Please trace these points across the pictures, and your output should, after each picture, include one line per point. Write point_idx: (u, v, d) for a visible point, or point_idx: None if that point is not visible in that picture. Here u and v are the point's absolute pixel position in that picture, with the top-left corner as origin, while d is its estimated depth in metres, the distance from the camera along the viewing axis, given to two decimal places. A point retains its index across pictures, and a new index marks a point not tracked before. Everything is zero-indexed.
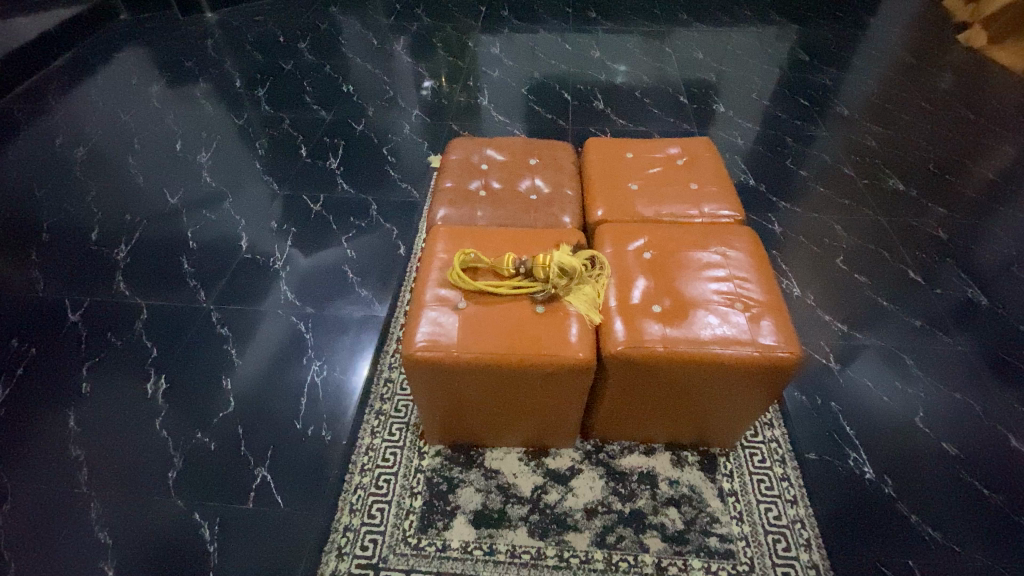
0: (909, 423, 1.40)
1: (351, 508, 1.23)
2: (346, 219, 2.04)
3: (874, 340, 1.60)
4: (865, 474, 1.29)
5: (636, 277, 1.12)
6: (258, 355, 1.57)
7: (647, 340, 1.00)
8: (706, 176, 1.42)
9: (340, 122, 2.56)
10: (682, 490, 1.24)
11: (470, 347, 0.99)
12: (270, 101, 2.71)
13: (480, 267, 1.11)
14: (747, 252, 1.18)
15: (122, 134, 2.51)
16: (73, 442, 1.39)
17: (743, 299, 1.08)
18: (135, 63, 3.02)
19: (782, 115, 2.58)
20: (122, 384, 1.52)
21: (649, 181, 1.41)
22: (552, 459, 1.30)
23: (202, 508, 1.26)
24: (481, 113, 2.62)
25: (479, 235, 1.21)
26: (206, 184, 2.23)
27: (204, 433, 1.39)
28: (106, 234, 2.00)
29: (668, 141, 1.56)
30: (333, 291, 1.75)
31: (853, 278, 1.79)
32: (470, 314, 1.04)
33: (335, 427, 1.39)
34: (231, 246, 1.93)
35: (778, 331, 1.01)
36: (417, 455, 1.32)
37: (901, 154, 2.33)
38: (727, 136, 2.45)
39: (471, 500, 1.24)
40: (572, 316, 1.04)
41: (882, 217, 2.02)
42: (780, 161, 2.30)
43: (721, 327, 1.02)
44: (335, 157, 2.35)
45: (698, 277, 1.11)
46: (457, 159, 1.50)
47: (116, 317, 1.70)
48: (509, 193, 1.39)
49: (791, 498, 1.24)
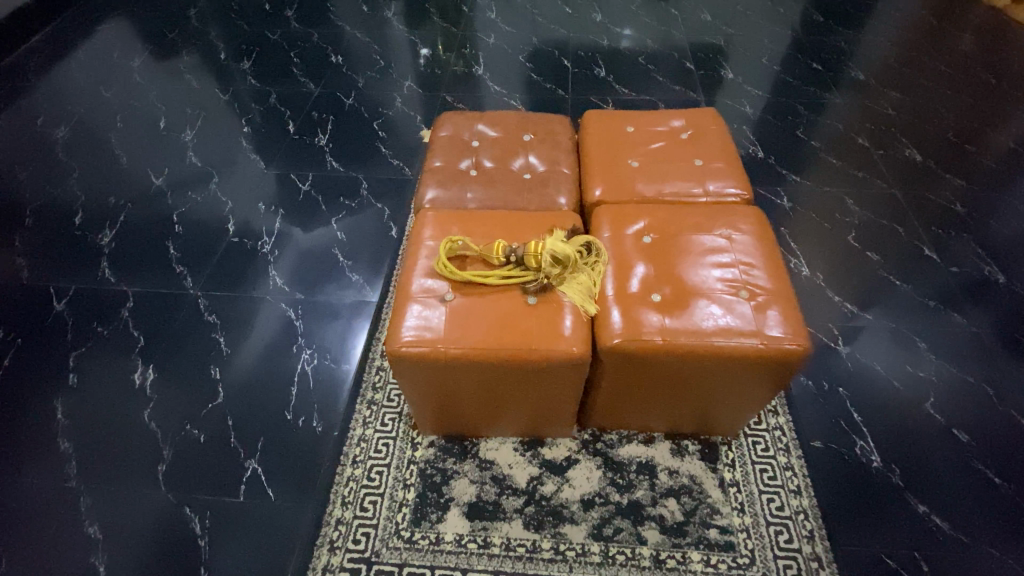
0: (919, 408, 1.35)
1: (343, 501, 1.21)
2: (337, 199, 1.96)
3: (885, 321, 1.53)
4: (872, 462, 1.25)
5: (635, 263, 1.05)
6: (248, 344, 1.53)
7: (644, 332, 0.95)
8: (712, 150, 1.34)
9: (330, 95, 2.45)
10: (682, 481, 1.21)
11: (458, 342, 0.94)
12: (257, 73, 2.60)
13: (469, 256, 1.05)
14: (753, 234, 1.11)
15: (105, 111, 2.41)
16: (61, 435, 1.37)
17: (747, 285, 1.01)
18: (116, 36, 2.89)
19: (794, 80, 2.44)
20: (110, 374, 1.48)
21: (650, 156, 1.32)
22: (548, 449, 1.26)
23: (193, 501, 1.24)
24: (476, 83, 2.50)
25: (469, 220, 1.14)
26: (192, 163, 2.15)
27: (194, 425, 1.36)
28: (89, 218, 1.93)
29: (671, 113, 1.46)
30: (323, 276, 1.70)
31: (865, 255, 1.71)
32: (458, 306, 0.98)
33: (326, 418, 1.36)
34: (219, 229, 1.87)
35: (785, 322, 0.95)
36: (410, 447, 1.29)
37: (919, 122, 2.21)
38: (735, 105, 2.33)
39: (465, 492, 1.21)
40: (565, 308, 0.97)
41: (897, 190, 1.92)
42: (791, 131, 2.18)
43: (723, 317, 0.96)
44: (325, 133, 2.25)
45: (700, 262, 1.05)
46: (446, 136, 1.41)
47: (102, 305, 1.65)
48: (501, 172, 1.32)
49: (795, 488, 1.20)
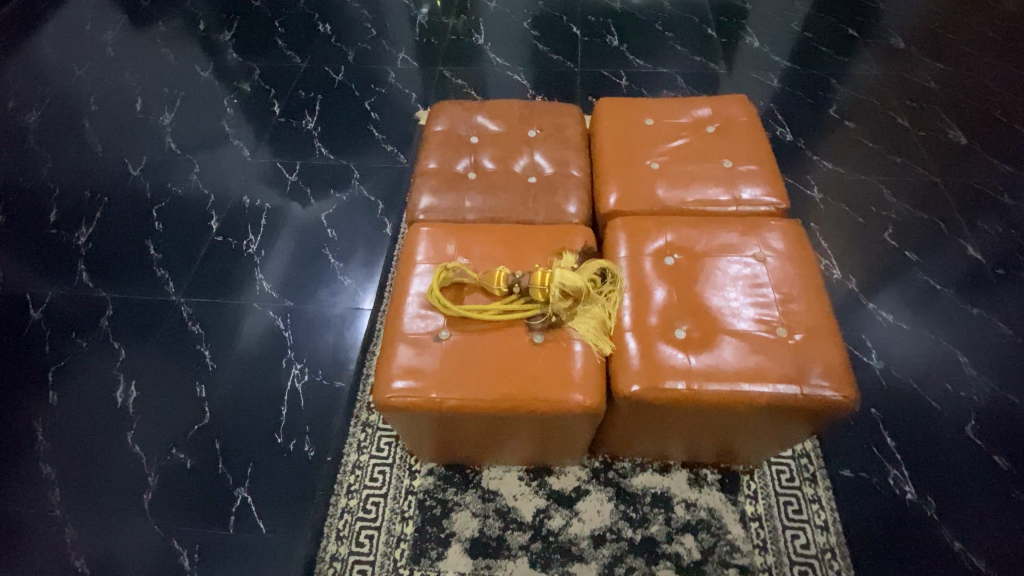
0: (959, 434, 1.24)
1: (337, 535, 1.14)
2: (326, 190, 1.81)
3: (923, 332, 1.40)
4: (906, 494, 1.16)
5: (657, 291, 0.93)
6: (234, 358, 1.43)
7: (666, 377, 0.83)
8: (742, 146, 1.18)
9: (317, 71, 2.25)
10: (700, 514, 1.13)
11: (455, 390, 0.82)
12: (238, 46, 2.39)
13: (466, 284, 0.92)
14: (792, 253, 0.97)
15: (77, 91, 2.24)
16: (43, 459, 1.30)
17: (784, 317, 0.89)
18: (87, 5, 2.67)
19: (826, 48, 2.21)
20: (90, 392, 1.40)
21: (673, 154, 1.17)
22: (556, 479, 1.18)
23: (180, 533, 1.18)
24: (474, 55, 2.28)
25: (467, 238, 1.01)
26: (171, 151, 1.99)
27: (179, 448, 1.29)
28: (65, 214, 1.81)
29: (695, 100, 1.29)
30: (314, 279, 1.58)
31: (902, 255, 1.56)
32: (454, 348, 0.86)
33: (319, 442, 1.28)
34: (202, 226, 1.74)
35: (828, 367, 0.83)
36: (408, 475, 1.20)
37: (963, 97, 1.99)
38: (760, 78, 2.11)
39: (467, 527, 1.13)
40: (576, 349, 0.86)
41: (939, 179, 1.74)
42: (822, 109, 1.98)
43: (755, 358, 0.84)
44: (312, 115, 2.08)
45: (731, 288, 0.92)
46: (441, 131, 1.26)
47: (79, 314, 1.55)
48: (503, 175, 1.17)
49: (822, 523, 1.11)
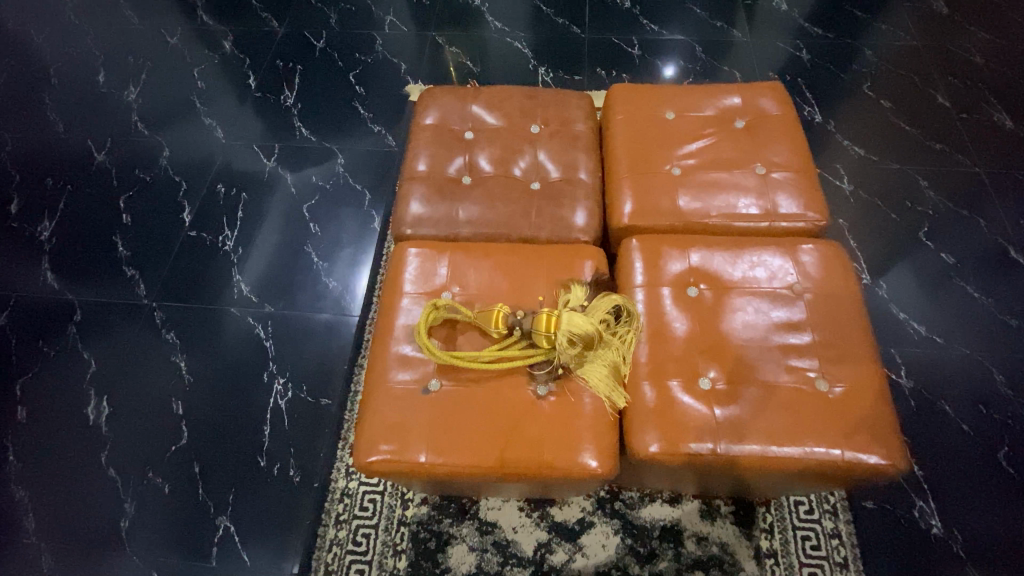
0: (991, 461, 1.15)
1: (326, 569, 1.08)
2: (309, 178, 1.65)
3: (958, 346, 1.29)
4: (932, 528, 1.08)
5: (679, 329, 0.81)
6: (211, 371, 1.33)
7: (690, 437, 0.73)
8: (777, 146, 1.03)
9: (296, 37, 2.03)
10: (712, 550, 1.06)
11: (447, 453, 0.73)
12: (208, 6, 2.15)
13: (460, 321, 0.81)
14: (832, 284, 0.85)
15: (36, 62, 2.03)
16: (14, 482, 1.22)
17: (823, 366, 0.78)
18: None
19: (864, 12, 1.97)
20: (60, 408, 1.30)
21: (697, 157, 1.02)
22: (559, 510, 1.10)
23: (161, 564, 1.12)
24: (470, 18, 2.05)
25: (460, 262, 0.88)
26: (139, 131, 1.81)
27: (157, 472, 1.21)
28: (27, 205, 1.66)
29: (723, 88, 1.13)
30: (296, 282, 1.45)
31: (938, 257, 1.43)
32: (446, 402, 0.76)
33: (305, 466, 1.19)
34: (174, 220, 1.59)
35: (874, 429, 0.73)
36: (400, 504, 1.13)
37: (1011, 73, 1.80)
38: (790, 48, 1.90)
39: (464, 562, 1.07)
40: (585, 404, 0.75)
41: (981, 169, 1.59)
42: (856, 85, 1.78)
43: (789, 414, 0.74)
44: (292, 89, 1.87)
45: (762, 328, 0.81)
46: (432, 125, 1.10)
47: (46, 320, 1.43)
48: (502, 181, 1.02)
49: (840, 561, 1.05)
